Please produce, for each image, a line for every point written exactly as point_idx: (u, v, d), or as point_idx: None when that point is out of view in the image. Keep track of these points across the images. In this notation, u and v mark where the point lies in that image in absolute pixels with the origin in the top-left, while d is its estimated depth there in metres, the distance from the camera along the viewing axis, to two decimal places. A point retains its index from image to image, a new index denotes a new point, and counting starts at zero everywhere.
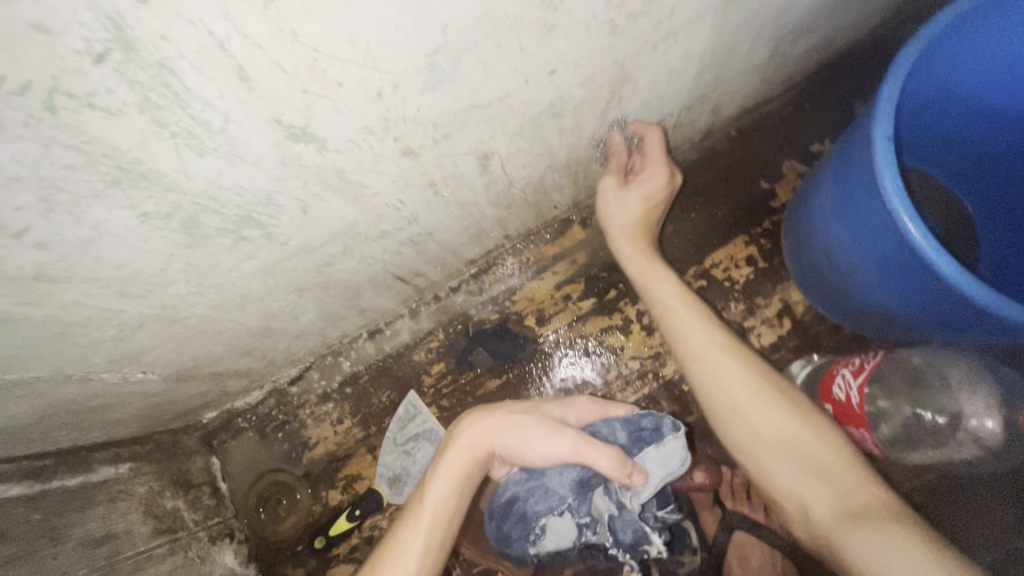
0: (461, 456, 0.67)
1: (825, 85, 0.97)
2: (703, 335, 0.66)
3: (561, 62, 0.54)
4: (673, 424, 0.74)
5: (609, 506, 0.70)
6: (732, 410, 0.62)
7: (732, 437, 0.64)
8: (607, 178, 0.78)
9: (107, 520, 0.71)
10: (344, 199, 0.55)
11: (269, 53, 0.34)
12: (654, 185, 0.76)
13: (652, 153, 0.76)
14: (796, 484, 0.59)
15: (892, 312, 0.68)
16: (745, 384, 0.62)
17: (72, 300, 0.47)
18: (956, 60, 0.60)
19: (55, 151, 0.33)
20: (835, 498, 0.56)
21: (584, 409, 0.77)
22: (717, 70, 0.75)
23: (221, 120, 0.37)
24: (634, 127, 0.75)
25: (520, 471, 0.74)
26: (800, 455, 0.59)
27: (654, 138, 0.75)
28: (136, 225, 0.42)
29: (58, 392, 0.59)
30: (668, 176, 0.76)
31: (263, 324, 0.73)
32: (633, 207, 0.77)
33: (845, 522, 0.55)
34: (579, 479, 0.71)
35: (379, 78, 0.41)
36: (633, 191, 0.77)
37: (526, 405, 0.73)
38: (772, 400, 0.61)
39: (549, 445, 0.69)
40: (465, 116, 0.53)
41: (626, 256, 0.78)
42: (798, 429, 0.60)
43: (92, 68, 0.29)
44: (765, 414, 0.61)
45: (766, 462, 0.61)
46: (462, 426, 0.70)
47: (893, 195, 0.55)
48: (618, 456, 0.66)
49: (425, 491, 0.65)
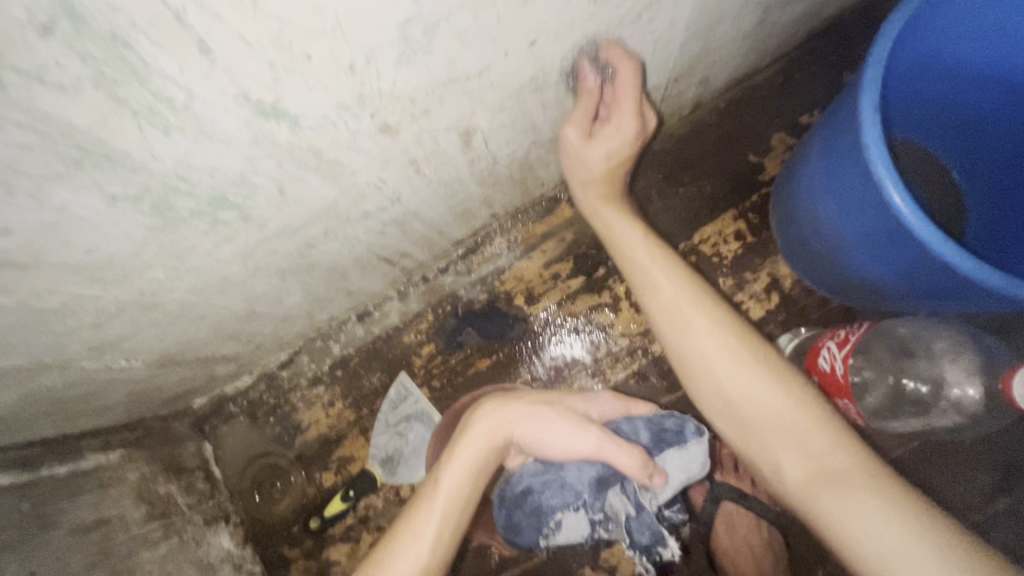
0: (478, 443, 0.67)
1: (815, 54, 0.95)
2: (674, 289, 0.67)
3: (541, 32, 0.52)
4: (695, 428, 0.76)
5: (626, 506, 0.72)
6: (704, 366, 0.63)
7: (705, 397, 0.65)
8: (569, 127, 0.69)
9: (99, 507, 0.71)
10: (323, 178, 0.53)
11: (231, 24, 0.33)
12: (623, 134, 0.69)
13: (623, 94, 0.66)
14: (769, 442, 0.60)
15: (876, 283, 0.69)
16: (715, 339, 0.63)
17: (44, 287, 0.46)
18: (944, 25, 0.59)
19: (8, 130, 0.31)
20: (807, 457, 0.57)
21: (607, 404, 0.77)
22: (704, 40, 0.73)
23: (184, 96, 0.36)
24: (606, 58, 0.62)
25: (536, 462, 0.74)
26: (772, 412, 0.59)
27: (627, 75, 0.64)
28: (105, 208, 0.41)
29: (39, 380, 0.58)
30: (639, 122, 0.69)
31: (247, 308, 0.72)
32: (599, 158, 0.72)
33: (818, 485, 0.55)
34: (599, 477, 0.71)
35: (350, 49, 0.40)
36: (598, 140, 0.70)
37: (547, 397, 0.73)
38: (744, 358, 0.62)
39: (573, 441, 0.69)
40: (444, 90, 0.51)
41: (594, 210, 0.78)
42: (771, 387, 0.60)
43: (39, 41, 0.28)
44: (738, 372, 0.62)
45: (741, 420, 0.62)
46: (482, 413, 0.69)
47: (878, 164, 0.55)
48: (640, 457, 0.68)
49: (441, 477, 0.65)
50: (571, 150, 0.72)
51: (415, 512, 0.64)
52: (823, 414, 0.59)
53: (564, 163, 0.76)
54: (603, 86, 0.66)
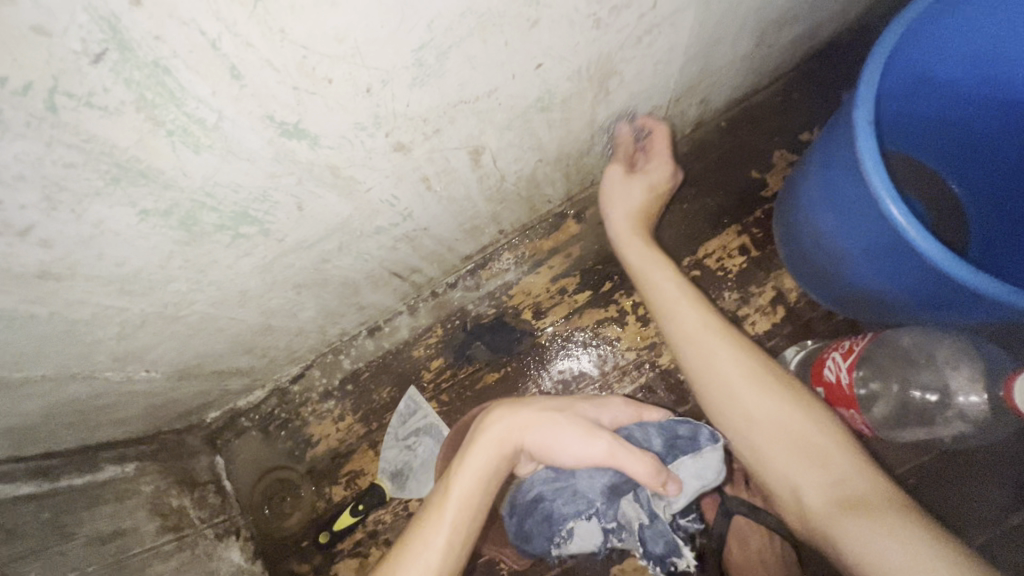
0: (488, 450, 0.67)
1: (813, 74, 0.98)
2: (699, 318, 0.69)
3: (547, 56, 0.55)
4: (709, 435, 0.75)
5: (639, 515, 0.74)
6: (727, 393, 0.64)
7: (726, 423, 0.65)
8: (612, 167, 0.82)
9: (115, 518, 0.72)
10: (339, 195, 0.56)
11: (260, 51, 0.36)
12: (659, 178, 0.82)
13: (657, 149, 0.82)
14: (789, 466, 0.60)
15: (879, 296, 0.70)
16: (740, 367, 0.65)
17: (75, 299, 0.48)
18: (934, 46, 0.61)
19: (56, 150, 0.34)
20: (828, 482, 0.58)
21: (619, 410, 0.78)
22: (704, 61, 0.76)
23: (215, 117, 0.38)
24: (641, 123, 0.80)
25: (547, 470, 0.74)
26: (792, 438, 0.61)
27: (660, 136, 0.81)
28: (136, 222, 0.44)
29: (64, 390, 0.60)
30: (671, 171, 0.83)
31: (263, 322, 0.74)
32: (637, 195, 0.82)
33: (839, 510, 0.56)
34: (611, 485, 0.71)
35: (368, 74, 0.43)
36: (637, 180, 0.82)
37: (557, 403, 0.73)
38: (768, 387, 0.63)
39: (584, 448, 0.68)
40: (454, 111, 0.54)
41: (624, 240, 0.80)
42: (793, 415, 0.62)
43: (90, 68, 0.31)
44: (763, 400, 0.63)
45: (761, 446, 0.62)
46: (492, 420, 0.70)
47: (876, 180, 0.56)
48: (653, 464, 0.67)
49: (452, 484, 0.66)
50: (613, 187, 0.82)
51: (426, 519, 0.65)
52: (842, 443, 0.60)
53: (603, 205, 0.83)
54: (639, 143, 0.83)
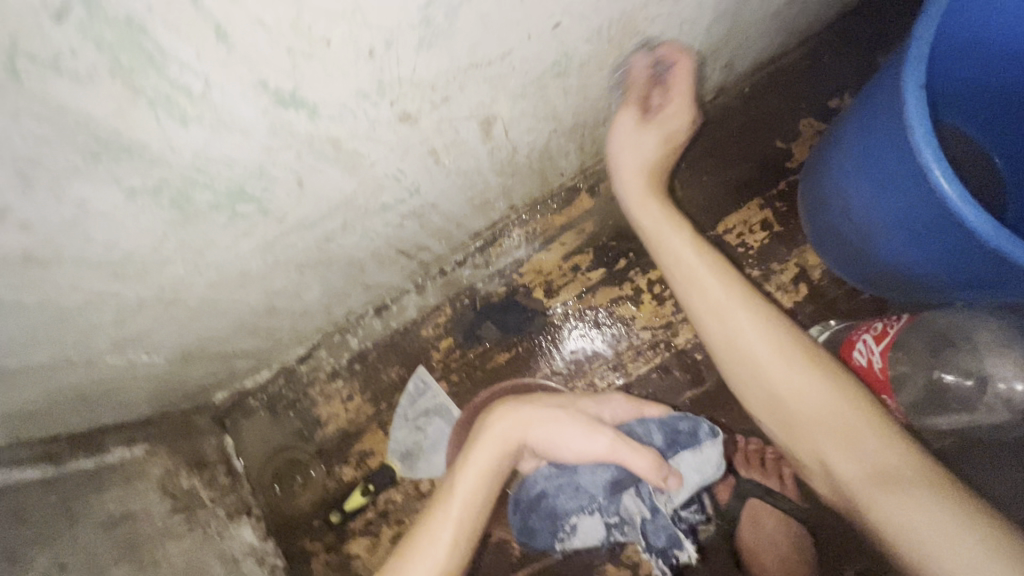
0: (491, 448, 0.67)
1: (845, 34, 0.91)
2: (721, 291, 0.64)
3: (566, 13, 0.50)
4: (709, 429, 0.74)
5: (640, 509, 0.70)
6: (752, 369, 0.61)
7: (750, 395, 0.63)
8: (622, 113, 0.71)
9: (124, 501, 0.71)
10: (341, 170, 0.52)
11: (248, 7, 0.31)
12: (675, 125, 0.71)
13: (678, 88, 0.69)
14: (817, 441, 0.58)
15: (909, 271, 0.66)
16: (766, 342, 0.61)
17: (65, 283, 0.45)
18: (989, 1, 0.56)
19: (25, 122, 0.30)
20: (859, 457, 0.56)
21: (619, 407, 0.76)
22: (732, 20, 0.70)
23: (202, 85, 0.35)
24: (663, 54, 0.66)
25: (549, 465, 0.73)
26: (819, 414, 0.58)
27: (683, 68, 0.68)
28: (123, 202, 0.40)
29: (63, 376, 0.58)
30: (691, 116, 0.71)
31: (267, 303, 0.72)
32: (649, 147, 0.72)
33: (873, 487, 0.54)
34: (612, 480, 0.70)
35: (370, 34, 0.38)
36: (652, 129, 0.71)
37: (558, 399, 0.72)
38: (794, 359, 0.60)
39: (586, 443, 0.68)
40: (464, 77, 0.50)
41: (637, 206, 0.73)
42: (822, 391, 0.58)
43: (54, 26, 0.27)
44: (790, 375, 0.59)
45: (788, 419, 0.60)
46: (495, 418, 0.69)
47: (924, 149, 0.52)
48: (654, 459, 0.67)
49: (456, 480, 0.66)
50: (623, 137, 0.72)
51: (429, 515, 0.64)
52: (875, 416, 0.57)
53: (612, 154, 0.74)
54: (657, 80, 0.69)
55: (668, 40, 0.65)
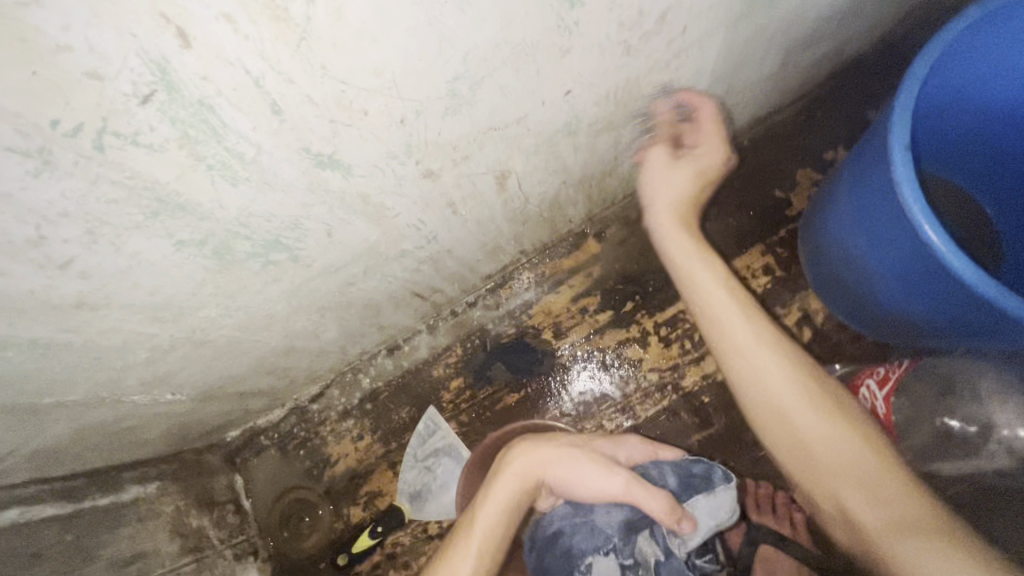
0: (510, 483, 0.68)
1: (836, 92, 0.97)
2: (749, 335, 0.64)
3: (576, 82, 0.55)
4: (723, 474, 0.75)
5: (655, 551, 0.69)
6: (777, 411, 0.62)
7: (774, 440, 0.63)
8: (656, 149, 0.72)
9: (136, 540, 0.72)
10: (368, 221, 0.56)
11: (301, 87, 0.36)
12: (708, 161, 0.69)
13: (705, 128, 0.69)
14: (835, 486, 0.59)
15: (911, 319, 0.68)
16: (788, 387, 0.61)
17: (109, 326, 0.48)
18: (966, 66, 0.61)
19: (101, 186, 0.34)
20: (878, 505, 0.56)
21: (634, 447, 0.78)
22: (729, 83, 0.76)
23: (254, 150, 0.39)
24: (685, 98, 0.69)
25: (566, 505, 0.74)
26: (843, 460, 0.58)
27: (708, 111, 0.69)
28: (172, 252, 0.44)
29: (93, 413, 0.61)
30: (724, 153, 0.69)
31: (287, 344, 0.74)
32: (682, 183, 0.70)
33: (892, 532, 0.55)
34: (627, 521, 0.71)
35: (403, 105, 0.43)
36: (683, 165, 0.70)
37: (576, 439, 0.74)
38: (817, 406, 0.60)
39: (602, 483, 0.69)
40: (484, 138, 0.54)
41: (667, 236, 0.70)
42: (846, 438, 0.59)
43: (138, 108, 0.31)
44: (813, 421, 0.60)
45: (810, 465, 0.61)
46: (514, 454, 0.70)
47: (911, 203, 0.55)
48: (669, 501, 0.68)
49: (475, 517, 0.67)
50: (657, 171, 0.71)
51: (450, 548, 0.66)
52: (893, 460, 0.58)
53: (642, 189, 0.73)
54: (682, 124, 0.71)
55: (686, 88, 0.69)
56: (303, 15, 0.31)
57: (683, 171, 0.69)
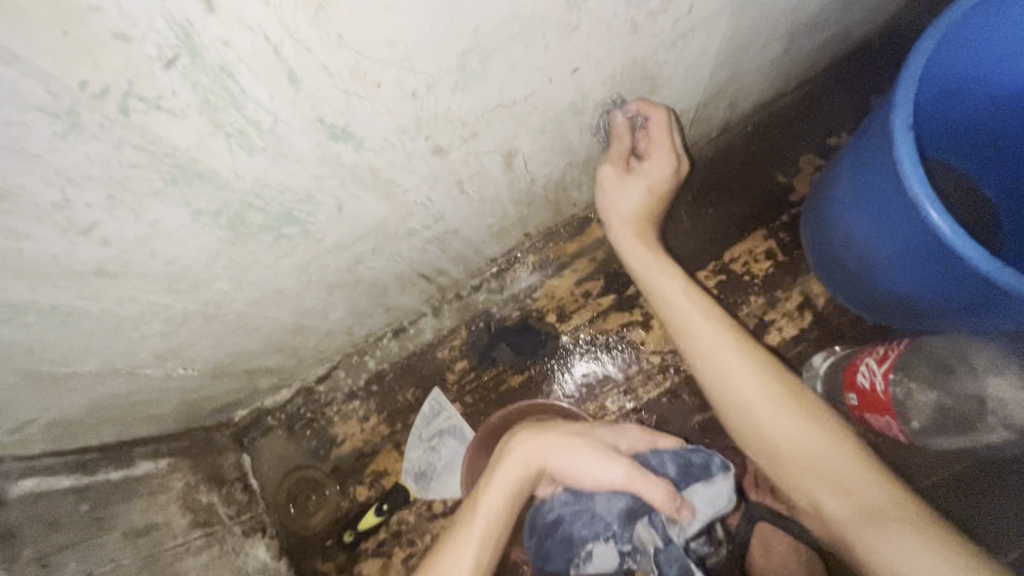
0: (514, 471, 0.69)
1: (840, 78, 0.97)
2: (715, 333, 0.66)
3: (583, 60, 0.56)
4: (721, 463, 0.76)
5: (653, 537, 0.70)
6: (744, 407, 0.63)
7: (745, 436, 0.64)
8: (605, 168, 0.76)
9: (148, 513, 0.74)
10: (377, 197, 0.57)
11: (317, 56, 0.37)
12: (659, 174, 0.75)
13: (656, 138, 0.73)
14: (807, 482, 0.59)
15: (913, 300, 0.69)
16: (754, 380, 0.63)
17: (126, 295, 0.50)
18: (971, 48, 0.61)
19: (124, 150, 0.35)
20: (846, 496, 0.57)
21: (635, 437, 0.78)
22: (733, 66, 0.76)
23: (270, 119, 0.40)
24: (636, 108, 0.70)
25: (567, 493, 0.75)
26: (813, 455, 0.59)
27: (657, 122, 0.71)
28: (189, 221, 0.45)
29: (108, 384, 0.62)
30: (673, 164, 0.75)
31: (296, 321, 0.76)
32: (635, 197, 0.76)
33: (861, 521, 0.55)
34: (628, 508, 0.72)
35: (414, 78, 0.44)
36: (633, 180, 0.76)
37: (578, 428, 0.75)
38: (779, 398, 0.62)
39: (603, 473, 0.70)
40: (492, 115, 0.55)
41: (630, 253, 0.77)
42: (815, 435, 0.60)
43: (162, 72, 0.32)
44: (776, 414, 0.61)
45: (780, 459, 0.61)
46: (516, 443, 0.72)
47: (914, 185, 0.56)
48: (668, 489, 0.70)
49: (477, 507, 0.68)
50: (609, 189, 0.77)
51: (454, 534, 0.67)
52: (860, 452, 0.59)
53: (601, 209, 0.80)
54: (636, 132, 0.73)
55: (641, 98, 0.70)
56: None
57: (633, 187, 0.75)
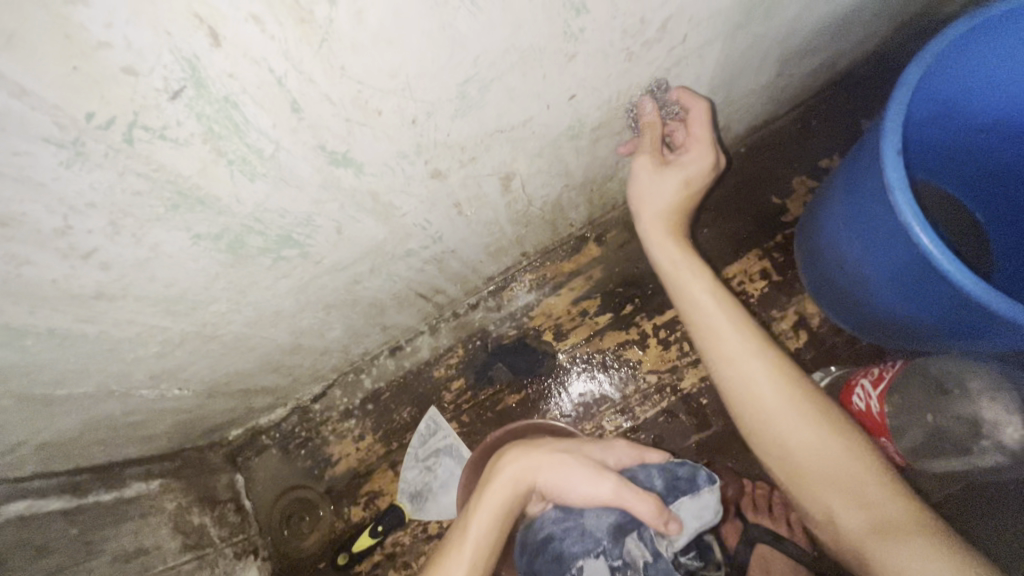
0: (503, 490, 0.69)
1: (830, 103, 1.00)
2: (736, 337, 0.62)
3: (580, 87, 0.57)
4: (708, 476, 0.75)
5: (643, 553, 0.69)
6: (763, 417, 0.60)
7: (761, 446, 0.62)
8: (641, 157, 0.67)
9: (139, 535, 0.72)
10: (377, 219, 0.58)
11: (320, 87, 0.37)
12: (696, 169, 0.66)
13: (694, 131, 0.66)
14: (821, 494, 0.58)
15: (906, 315, 0.69)
16: (773, 389, 0.60)
17: (124, 318, 0.50)
18: (956, 77, 0.63)
19: (127, 178, 0.35)
20: (862, 509, 0.56)
21: (622, 452, 0.78)
22: (727, 91, 0.78)
23: (273, 147, 0.40)
24: (677, 96, 0.67)
25: (556, 509, 0.74)
26: (830, 468, 0.57)
27: (699, 114, 0.65)
28: (189, 245, 0.45)
29: (102, 406, 0.62)
30: (713, 158, 0.65)
31: (292, 341, 0.76)
32: (669, 193, 0.67)
33: (874, 535, 0.54)
34: (617, 522, 0.70)
35: (415, 106, 0.44)
36: (669, 174, 0.66)
37: (566, 446, 0.75)
38: (800, 408, 0.59)
39: (591, 489, 0.70)
40: (490, 140, 0.56)
41: (658, 245, 0.69)
42: (835, 449, 0.58)
43: (168, 103, 0.32)
44: (796, 425, 0.59)
45: (796, 470, 0.59)
46: (506, 461, 0.72)
47: (903, 206, 0.57)
48: (657, 503, 0.69)
49: (467, 527, 0.67)
50: (642, 180, 0.68)
51: (444, 555, 0.66)
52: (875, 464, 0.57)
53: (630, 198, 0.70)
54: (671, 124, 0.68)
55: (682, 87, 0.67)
56: (325, 17, 0.33)
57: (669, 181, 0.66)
